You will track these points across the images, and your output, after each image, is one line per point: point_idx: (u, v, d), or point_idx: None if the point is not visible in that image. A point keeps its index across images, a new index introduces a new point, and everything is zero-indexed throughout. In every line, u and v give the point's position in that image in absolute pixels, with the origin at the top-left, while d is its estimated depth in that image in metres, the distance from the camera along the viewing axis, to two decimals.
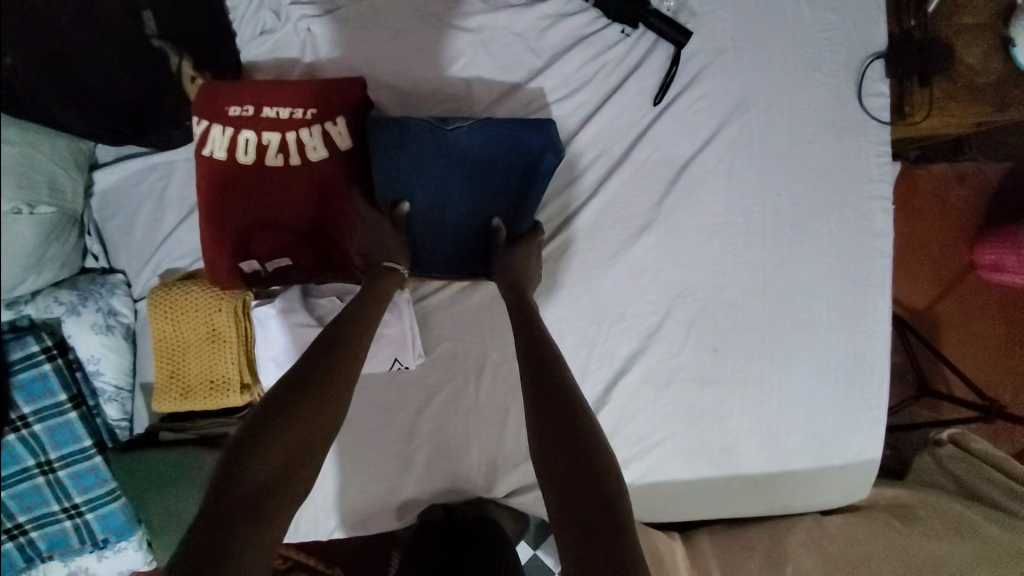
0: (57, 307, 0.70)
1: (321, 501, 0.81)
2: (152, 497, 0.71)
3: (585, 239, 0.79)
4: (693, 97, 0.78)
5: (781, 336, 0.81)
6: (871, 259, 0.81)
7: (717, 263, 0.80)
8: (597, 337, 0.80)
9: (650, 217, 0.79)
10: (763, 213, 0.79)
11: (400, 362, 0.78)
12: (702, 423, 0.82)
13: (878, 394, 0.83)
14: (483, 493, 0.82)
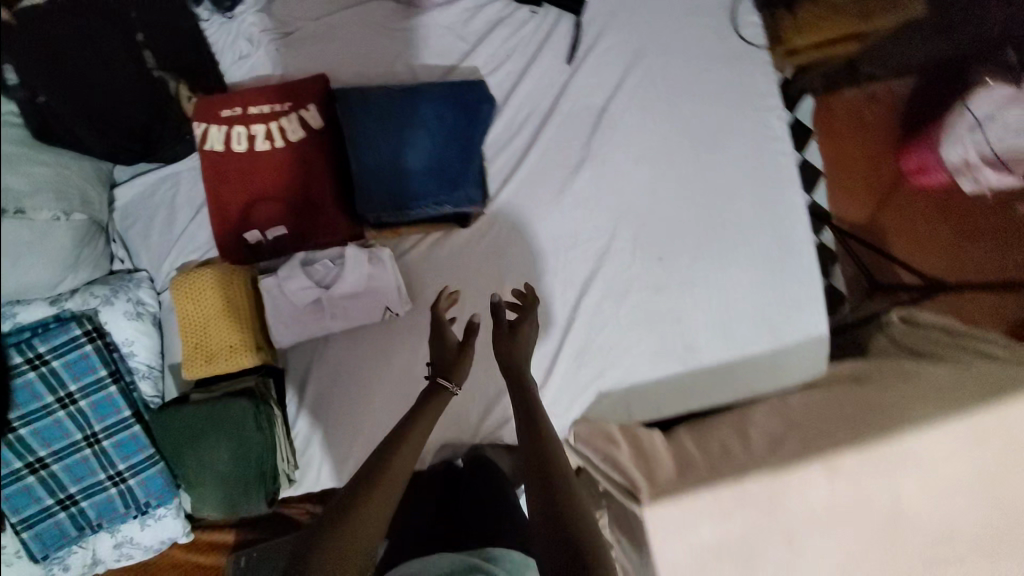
0: (94, 299, 0.82)
1: (336, 450, 0.89)
2: (189, 451, 0.81)
3: (531, 182, 0.93)
4: (599, 53, 0.94)
5: (715, 239, 0.93)
6: (777, 161, 0.95)
7: (647, 185, 0.93)
8: (556, 264, 0.92)
9: (582, 155, 0.93)
10: (678, 138, 0.94)
11: (390, 310, 0.90)
12: (662, 325, 0.92)
13: (812, 276, 0.94)
14: (481, 420, 0.91)
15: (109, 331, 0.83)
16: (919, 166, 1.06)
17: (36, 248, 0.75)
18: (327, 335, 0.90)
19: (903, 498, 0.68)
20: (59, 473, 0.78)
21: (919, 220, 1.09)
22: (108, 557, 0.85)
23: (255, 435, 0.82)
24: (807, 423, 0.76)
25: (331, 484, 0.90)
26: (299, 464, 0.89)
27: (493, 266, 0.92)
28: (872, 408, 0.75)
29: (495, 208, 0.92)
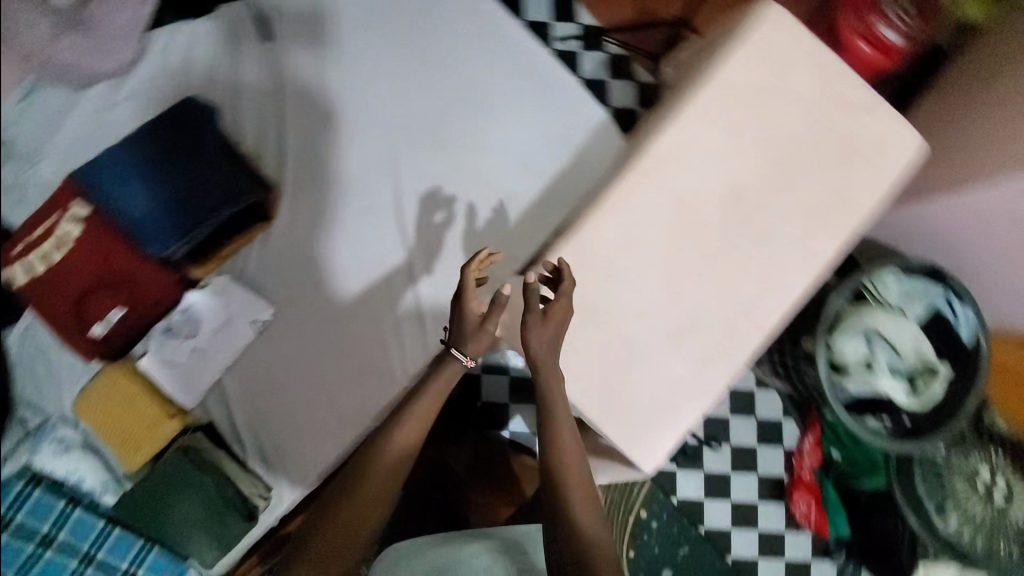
0: (23, 453, 0.91)
1: (291, 454, 0.97)
2: (161, 519, 0.92)
3: (301, 151, 1.03)
4: (285, 21, 1.06)
5: (469, 98, 1.04)
6: (475, 10, 1.06)
7: (392, 94, 1.04)
8: (362, 200, 1.01)
9: (327, 104, 1.04)
10: (399, 47, 1.05)
11: (256, 322, 0.98)
12: (473, 191, 1.02)
13: (554, 77, 1.06)
14: (385, 356, 0.98)
15: (49, 471, 0.91)
16: None
17: None
18: (224, 371, 0.99)
19: (674, 191, 0.77)
20: None
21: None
22: None
23: (205, 480, 0.94)
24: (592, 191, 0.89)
25: (306, 485, 0.97)
26: (269, 483, 0.97)
27: (318, 233, 1.01)
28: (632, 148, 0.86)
29: (292, 191, 1.02)
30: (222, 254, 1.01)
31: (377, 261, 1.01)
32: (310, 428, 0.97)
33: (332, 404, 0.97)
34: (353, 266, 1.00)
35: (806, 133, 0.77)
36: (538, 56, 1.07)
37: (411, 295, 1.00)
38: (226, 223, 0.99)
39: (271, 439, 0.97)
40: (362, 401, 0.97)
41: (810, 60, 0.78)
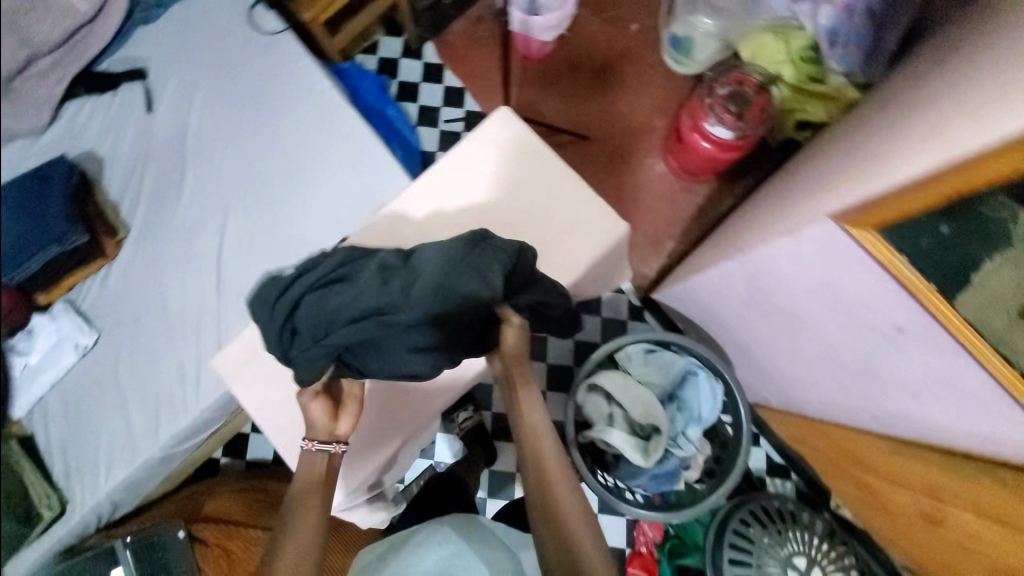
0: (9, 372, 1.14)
1: (102, 453, 1.15)
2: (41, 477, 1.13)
3: (156, 201, 1.23)
4: (166, 96, 1.28)
5: (302, 166, 1.24)
6: (323, 98, 1.27)
7: (242, 160, 1.25)
8: (193, 247, 1.20)
9: (184, 165, 1.25)
10: (244, 121, 1.26)
11: (82, 344, 1.17)
12: (284, 250, 1.18)
13: (382, 157, 1.23)
14: (185, 394, 1.14)
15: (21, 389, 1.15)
16: (552, 79, 1.66)
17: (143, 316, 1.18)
18: (58, 387, 1.18)
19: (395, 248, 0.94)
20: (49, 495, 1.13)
21: (576, 110, 1.64)
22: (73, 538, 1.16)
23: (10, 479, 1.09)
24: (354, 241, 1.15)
25: (114, 488, 1.14)
26: (75, 483, 1.15)
27: (155, 273, 1.19)
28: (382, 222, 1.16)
29: (134, 238, 1.22)
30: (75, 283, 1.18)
31: (192, 299, 1.17)
32: (111, 442, 1.15)
33: (130, 427, 1.14)
34: (190, 291, 1.18)
35: (502, 179, 0.95)
36: (362, 131, 1.24)
37: (214, 330, 1.16)
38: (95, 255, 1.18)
39: (84, 443, 1.16)
40: (156, 422, 1.14)
41: (514, 129, 0.98)
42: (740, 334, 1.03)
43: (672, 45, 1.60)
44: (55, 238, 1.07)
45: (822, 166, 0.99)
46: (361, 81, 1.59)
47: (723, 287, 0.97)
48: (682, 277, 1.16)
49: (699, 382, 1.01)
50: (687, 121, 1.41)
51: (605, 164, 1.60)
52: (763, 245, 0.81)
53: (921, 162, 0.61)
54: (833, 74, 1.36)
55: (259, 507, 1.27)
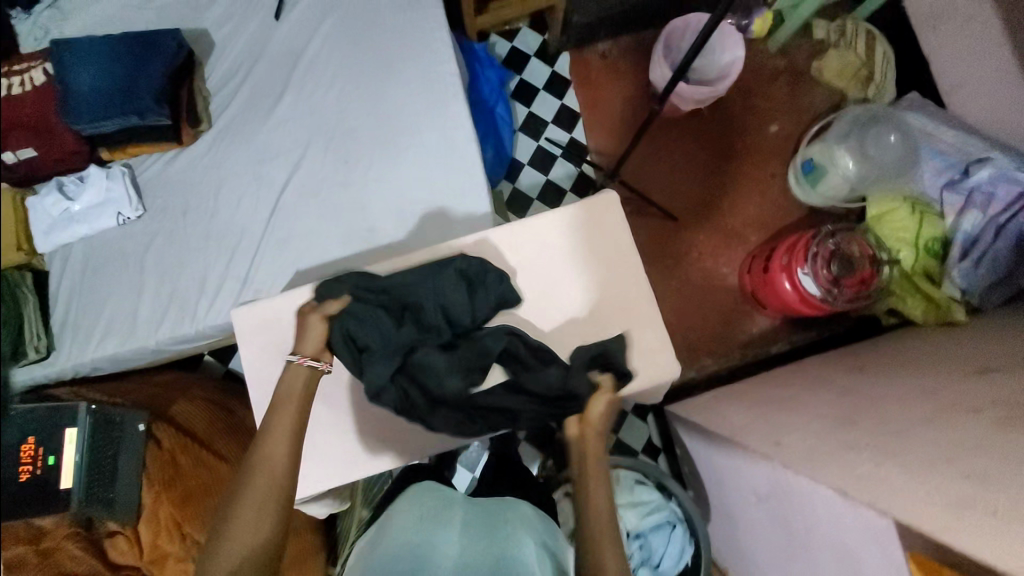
0: (46, 210, 1.16)
1: (99, 321, 1.16)
2: (34, 317, 1.15)
3: (246, 108, 1.21)
4: (297, 8, 1.24)
5: (392, 135, 1.19)
6: (442, 78, 1.21)
7: (339, 104, 1.21)
8: (262, 168, 1.19)
9: (285, 85, 1.22)
10: (361, 68, 1.22)
11: (124, 215, 1.17)
12: (343, 212, 1.16)
13: (472, 163, 1.17)
14: (196, 301, 1.14)
15: (49, 230, 1.17)
16: (670, 143, 1.57)
17: (188, 213, 1.18)
18: (85, 239, 1.19)
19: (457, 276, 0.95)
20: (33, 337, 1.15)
21: (679, 186, 1.55)
22: (44, 380, 1.18)
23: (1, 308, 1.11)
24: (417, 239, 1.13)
25: (97, 355, 1.16)
26: (65, 336, 1.17)
27: (216, 177, 1.19)
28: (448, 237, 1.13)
29: (213, 135, 1.21)
30: (137, 154, 1.19)
31: (241, 221, 1.17)
32: (113, 315, 1.16)
33: (137, 312, 1.15)
34: (241, 209, 1.17)
35: (582, 265, 0.94)
36: (466, 131, 1.19)
37: (249, 259, 1.15)
38: (166, 136, 1.17)
39: (87, 304, 1.17)
40: (159, 316, 1.15)
41: (613, 221, 0.96)
42: (735, 509, 0.98)
43: (801, 168, 1.46)
44: (136, 111, 1.10)
45: (892, 390, 0.92)
46: (485, 69, 1.52)
47: (744, 469, 0.91)
48: (703, 419, 1.11)
49: (671, 534, 1.00)
50: (781, 259, 1.30)
51: (684, 251, 1.51)
52: (787, 472, 0.77)
53: (932, 508, 0.57)
54: (949, 283, 1.24)
55: (217, 433, 1.29)
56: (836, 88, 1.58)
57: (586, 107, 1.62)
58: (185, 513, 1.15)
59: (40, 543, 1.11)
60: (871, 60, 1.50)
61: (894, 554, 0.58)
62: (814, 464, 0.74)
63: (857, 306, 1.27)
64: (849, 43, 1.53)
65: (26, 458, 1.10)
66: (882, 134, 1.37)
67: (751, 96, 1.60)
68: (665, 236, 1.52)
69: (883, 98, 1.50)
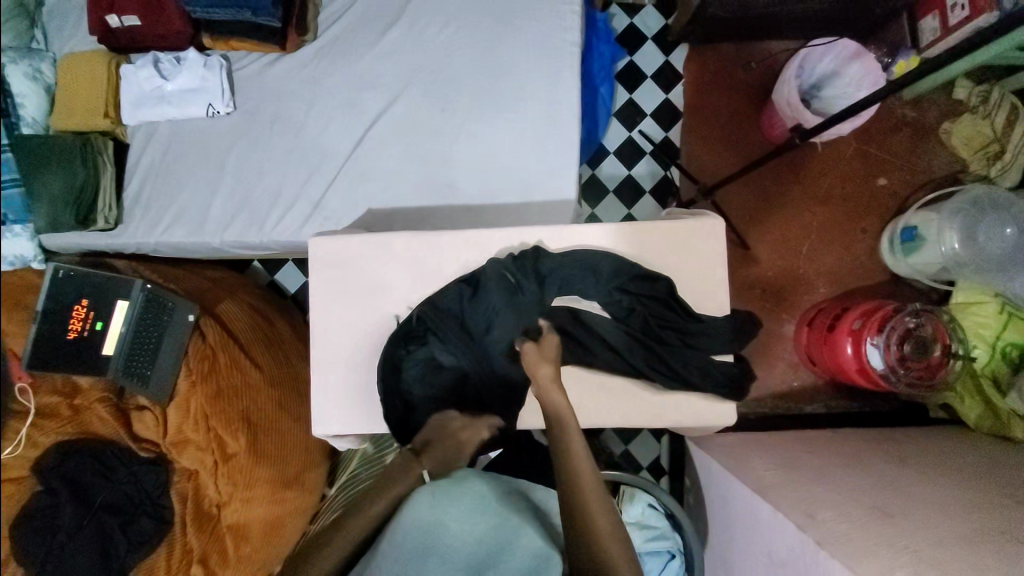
0: (139, 83, 1.15)
1: (169, 208, 1.17)
2: (106, 185, 1.16)
3: (353, 30, 1.17)
4: None
5: (496, 95, 1.13)
6: (562, 47, 1.14)
7: (449, 47, 1.15)
8: (357, 96, 1.15)
9: (399, 14, 1.16)
10: (480, 14, 1.15)
11: (213, 108, 1.15)
12: (430, 163, 1.12)
13: (569, 145, 1.12)
14: (267, 214, 1.14)
15: (138, 103, 1.16)
16: (771, 170, 1.49)
17: (277, 123, 1.16)
18: (170, 122, 1.18)
19: None
20: (101, 205, 1.15)
21: (766, 217, 1.48)
22: (106, 246, 1.20)
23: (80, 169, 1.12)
24: (499, 212, 1.11)
25: (158, 239, 1.17)
26: (131, 213, 1.18)
27: (309, 93, 1.16)
28: (529, 217, 1.11)
29: (315, 49, 1.17)
30: (236, 50, 1.16)
31: (326, 144, 1.14)
32: (183, 206, 1.17)
33: (207, 207, 1.16)
34: (330, 133, 1.15)
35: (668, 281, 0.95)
36: (572, 108, 1.12)
37: (325, 186, 1.13)
38: (269, 40, 1.13)
39: (160, 187, 1.17)
40: (228, 218, 1.15)
41: (707, 247, 0.95)
42: (737, 557, 1.00)
43: (901, 234, 1.38)
44: (250, 7, 1.08)
45: (937, 495, 0.90)
46: (601, 43, 1.43)
47: (763, 529, 0.92)
48: (728, 463, 1.10)
49: (667, 562, 1.04)
50: (852, 322, 1.24)
51: (749, 285, 1.46)
52: (816, 548, 0.76)
53: None
54: (1018, 396, 1.18)
55: (257, 342, 1.31)
56: (959, 156, 1.46)
57: (693, 108, 1.52)
58: (213, 408, 1.18)
59: (75, 399, 1.19)
60: (1007, 136, 1.36)
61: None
62: (847, 551, 0.74)
63: (915, 391, 1.22)
64: (988, 113, 1.39)
65: (76, 318, 1.14)
66: (998, 223, 1.27)
67: (865, 142, 1.49)
68: (734, 266, 1.46)
69: (1005, 180, 1.37)
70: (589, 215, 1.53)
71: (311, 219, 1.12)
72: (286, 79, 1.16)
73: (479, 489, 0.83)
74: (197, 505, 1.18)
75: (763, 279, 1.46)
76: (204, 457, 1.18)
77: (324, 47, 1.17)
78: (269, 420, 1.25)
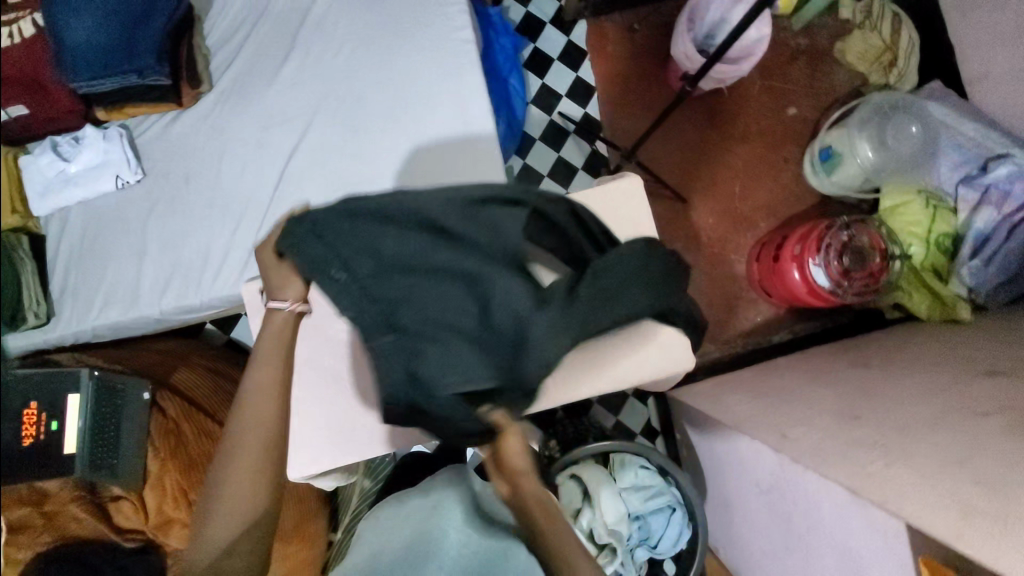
0: (41, 170, 1.12)
1: (98, 288, 1.14)
2: (29, 279, 1.12)
3: (248, 71, 1.16)
4: None
5: (403, 105, 1.14)
6: (456, 45, 1.15)
7: (346, 68, 1.15)
8: (267, 135, 1.14)
9: (290, 46, 1.16)
10: (371, 31, 1.16)
11: (122, 178, 1.13)
12: (355, 186, 1.12)
13: (484, 138, 1.13)
14: (201, 271, 1.12)
15: (44, 191, 1.13)
16: (691, 122, 1.53)
17: (190, 181, 1.14)
18: (82, 203, 1.15)
19: None
20: (30, 301, 1.12)
21: (696, 167, 1.52)
22: (45, 341, 1.16)
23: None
24: None
25: (95, 323, 1.13)
26: (61, 303, 1.15)
27: (217, 142, 1.15)
28: None
29: (214, 97, 1.16)
30: (133, 116, 1.14)
31: (246, 190, 1.13)
32: (114, 283, 1.14)
33: (139, 279, 1.13)
34: (247, 178, 1.13)
35: None
36: (480, 102, 1.14)
37: (254, 230, 1.12)
38: (164, 99, 1.12)
39: (86, 270, 1.14)
40: (161, 285, 1.12)
41: (635, 204, 0.97)
42: (733, 493, 1.02)
43: (818, 155, 1.43)
44: (135, 70, 1.06)
45: (898, 387, 0.94)
46: (500, 36, 1.45)
47: (747, 459, 0.94)
48: (707, 407, 1.13)
49: (670, 517, 1.05)
50: (793, 248, 1.29)
51: (695, 235, 1.49)
52: (794, 464, 0.79)
53: (935, 513, 0.59)
54: (957, 280, 1.25)
55: (223, 403, 1.28)
56: (859, 72, 1.53)
57: (604, 80, 1.56)
58: (190, 480, 1.16)
59: (45, 506, 1.12)
60: (897, 42, 1.45)
61: (901, 552, 0.62)
62: (820, 461, 0.76)
63: (864, 298, 1.28)
64: (874, 24, 1.48)
65: (28, 424, 1.08)
66: (903, 124, 1.34)
67: (770, 76, 1.55)
68: (676, 220, 1.50)
69: (905, 84, 1.46)
70: None
71: (246, 266, 1.11)
72: (191, 135, 1.15)
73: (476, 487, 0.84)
74: None
75: (706, 226, 1.50)
76: (193, 533, 1.14)
77: (221, 95, 1.16)
78: None
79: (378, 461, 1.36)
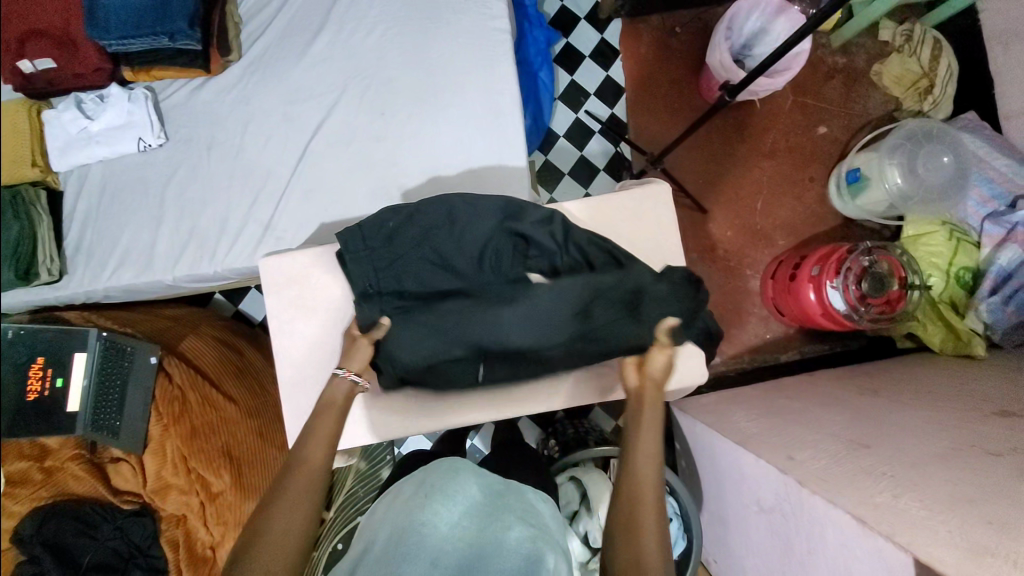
0: (64, 125, 1.10)
1: (112, 249, 1.13)
2: (45, 234, 1.10)
3: (280, 44, 1.15)
4: None
5: (433, 91, 1.12)
6: (491, 33, 1.13)
7: (378, 49, 1.13)
8: (293, 109, 1.13)
9: (323, 22, 1.14)
10: (406, 12, 1.14)
11: (145, 141, 1.11)
12: (377, 169, 1.11)
13: (512, 131, 1.11)
14: (217, 240, 1.11)
15: (66, 146, 1.11)
16: (719, 132, 1.51)
17: (213, 149, 1.13)
18: (104, 162, 1.14)
19: None
20: (44, 257, 1.10)
21: (720, 178, 1.51)
22: (56, 298, 1.15)
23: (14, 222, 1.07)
24: None
25: (108, 284, 1.13)
26: (75, 261, 1.14)
27: (242, 113, 1.13)
28: None
29: (242, 67, 1.14)
30: (161, 79, 1.13)
31: (267, 163, 1.12)
32: (128, 245, 1.13)
33: (154, 243, 1.12)
34: (269, 151, 1.12)
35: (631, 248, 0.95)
36: (511, 93, 1.12)
37: (272, 205, 1.11)
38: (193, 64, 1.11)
39: (101, 230, 1.14)
40: (176, 251, 1.12)
41: (661, 212, 0.96)
42: (732, 508, 1.02)
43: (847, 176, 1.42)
44: (166, 32, 1.05)
45: (908, 419, 0.93)
46: (534, 28, 1.43)
47: (749, 477, 0.94)
48: (711, 421, 1.12)
49: None
50: (811, 269, 1.28)
51: (712, 246, 1.48)
52: (799, 488, 0.78)
53: (946, 549, 0.58)
54: (974, 316, 1.23)
55: (228, 374, 1.28)
56: (893, 95, 1.51)
57: (636, 81, 1.54)
58: (191, 447, 1.16)
59: (45, 461, 1.14)
60: (934, 69, 1.41)
61: None
62: (828, 487, 0.75)
63: (878, 325, 1.26)
64: (913, 50, 1.43)
65: (34, 378, 1.08)
66: (935, 153, 1.32)
67: (803, 92, 1.53)
68: (695, 230, 1.49)
69: (937, 112, 1.43)
70: (548, 200, 1.53)
71: (263, 240, 1.10)
72: (217, 103, 1.14)
73: (472, 489, 0.78)
74: (190, 548, 1.15)
75: (724, 239, 1.49)
76: (189, 500, 1.15)
77: (250, 66, 1.15)
78: (253, 452, 1.23)
79: (377, 446, 1.36)
